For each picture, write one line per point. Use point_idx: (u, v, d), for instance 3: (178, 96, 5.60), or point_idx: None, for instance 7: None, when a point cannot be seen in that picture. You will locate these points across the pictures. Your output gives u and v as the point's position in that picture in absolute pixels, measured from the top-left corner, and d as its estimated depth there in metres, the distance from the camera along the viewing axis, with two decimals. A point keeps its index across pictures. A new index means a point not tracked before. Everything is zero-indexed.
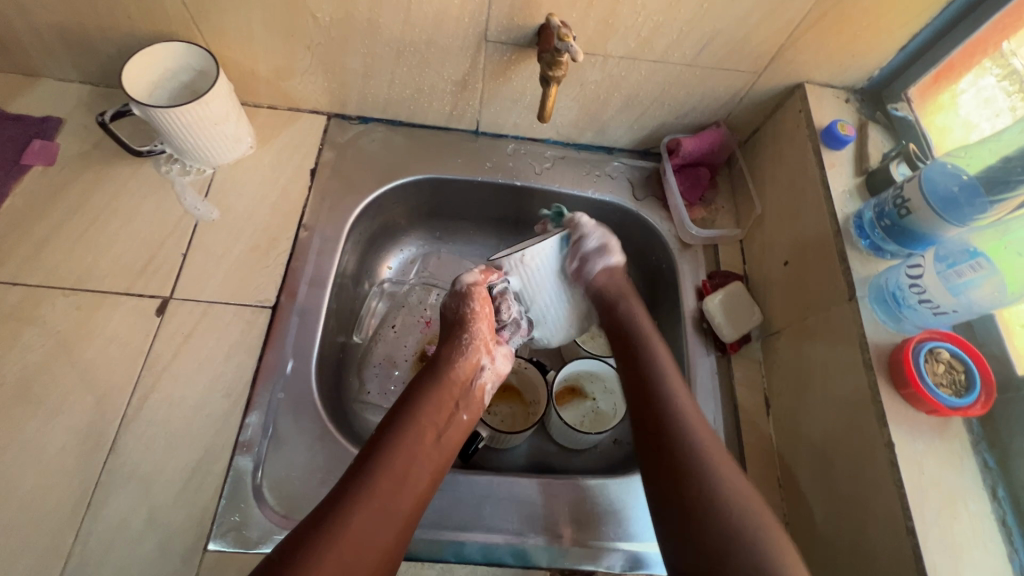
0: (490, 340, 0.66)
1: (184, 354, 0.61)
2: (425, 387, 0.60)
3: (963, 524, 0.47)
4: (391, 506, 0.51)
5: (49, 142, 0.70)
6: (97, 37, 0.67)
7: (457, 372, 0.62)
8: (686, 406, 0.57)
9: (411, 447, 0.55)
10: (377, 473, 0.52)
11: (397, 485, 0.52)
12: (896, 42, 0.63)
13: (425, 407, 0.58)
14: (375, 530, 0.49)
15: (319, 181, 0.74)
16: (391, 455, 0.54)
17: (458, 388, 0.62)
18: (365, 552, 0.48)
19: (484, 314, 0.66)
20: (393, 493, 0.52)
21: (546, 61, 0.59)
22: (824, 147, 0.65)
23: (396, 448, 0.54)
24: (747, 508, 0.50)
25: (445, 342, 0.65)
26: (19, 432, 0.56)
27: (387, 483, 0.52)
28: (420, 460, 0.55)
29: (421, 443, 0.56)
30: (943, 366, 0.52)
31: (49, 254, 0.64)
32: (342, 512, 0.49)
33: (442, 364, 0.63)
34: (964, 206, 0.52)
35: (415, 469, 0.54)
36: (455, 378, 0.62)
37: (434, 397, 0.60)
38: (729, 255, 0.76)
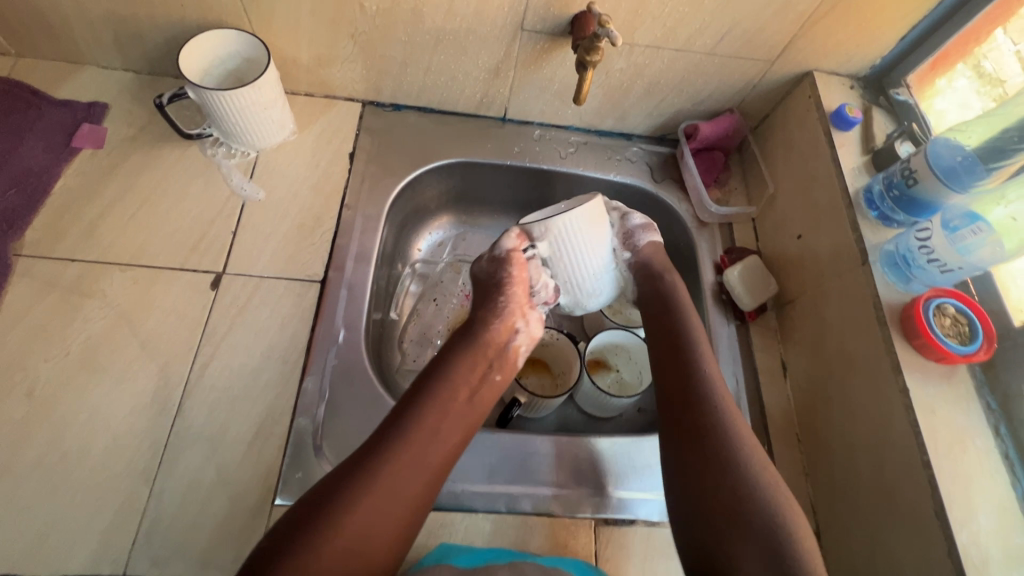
0: (524, 305, 0.67)
1: (240, 325, 0.64)
2: (460, 348, 0.63)
3: (972, 457, 0.53)
4: (421, 461, 0.54)
5: (97, 126, 0.73)
6: (147, 25, 0.70)
7: (492, 333, 0.64)
8: (721, 389, 0.60)
9: (442, 406, 0.57)
10: (410, 431, 0.55)
11: (426, 441, 0.55)
12: (897, 33, 0.69)
13: (457, 368, 0.61)
14: (406, 481, 0.52)
15: (358, 164, 0.78)
16: (423, 413, 0.56)
17: (492, 349, 0.63)
18: (397, 502, 0.51)
19: (522, 278, 0.67)
20: (423, 449, 0.54)
21: (583, 48, 0.63)
22: (834, 129, 0.71)
23: (429, 407, 0.57)
24: (763, 478, 0.54)
25: (481, 306, 0.66)
26: (87, 399, 0.58)
27: (418, 440, 0.54)
28: (449, 419, 0.57)
29: (451, 403, 0.58)
30: (949, 320, 0.58)
31: (104, 233, 0.67)
32: (376, 464, 0.52)
33: (477, 326, 0.64)
34: (964, 175, 0.58)
35: (445, 427, 0.57)
36: (488, 341, 0.63)
37: (468, 358, 0.62)
38: (743, 232, 0.81)
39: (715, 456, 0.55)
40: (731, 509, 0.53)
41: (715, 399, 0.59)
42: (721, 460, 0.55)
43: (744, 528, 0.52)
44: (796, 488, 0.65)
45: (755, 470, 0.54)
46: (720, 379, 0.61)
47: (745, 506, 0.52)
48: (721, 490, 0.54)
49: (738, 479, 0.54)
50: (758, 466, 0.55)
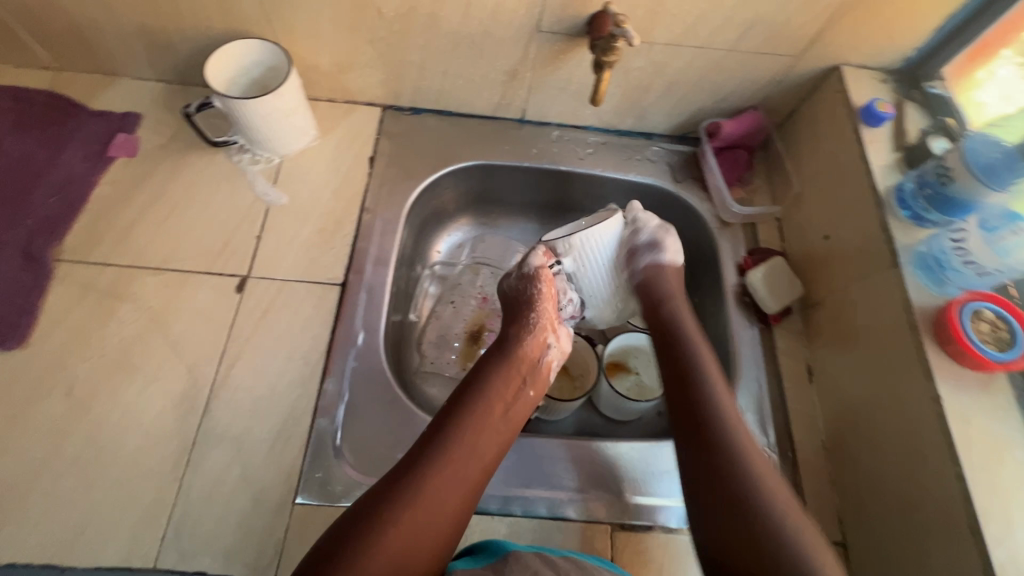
0: (555, 320, 0.68)
1: (264, 327, 0.66)
2: (495, 364, 0.63)
3: (1011, 470, 0.50)
4: (462, 475, 0.55)
5: (131, 135, 0.76)
6: (177, 37, 0.72)
7: (525, 350, 0.65)
8: (727, 399, 0.60)
9: (480, 421, 0.58)
10: (450, 445, 0.56)
11: (467, 456, 0.56)
12: (931, 23, 0.66)
13: (493, 383, 0.61)
14: (447, 495, 0.53)
15: (377, 167, 0.79)
16: (461, 431, 0.57)
17: (525, 365, 0.64)
18: (441, 516, 0.52)
19: (550, 294, 0.68)
20: (463, 463, 0.55)
21: (600, 48, 0.63)
22: (863, 125, 0.68)
23: (466, 424, 0.58)
24: (775, 493, 0.53)
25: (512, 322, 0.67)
26: (121, 398, 0.61)
27: (459, 453, 0.55)
28: (488, 434, 0.58)
29: (489, 418, 0.59)
30: (986, 325, 0.55)
31: (137, 238, 0.70)
32: (419, 476, 0.53)
33: (511, 343, 0.65)
34: (1004, 172, 0.54)
35: (483, 442, 0.57)
36: (522, 357, 0.64)
37: (504, 375, 0.62)
38: (768, 232, 0.79)
39: (724, 463, 0.55)
40: (750, 517, 0.52)
41: (719, 404, 0.59)
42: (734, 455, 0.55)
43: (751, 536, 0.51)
44: (821, 496, 0.63)
45: (763, 480, 0.54)
46: (726, 398, 0.60)
47: (755, 512, 0.52)
48: (736, 493, 0.53)
49: (757, 493, 0.53)
50: (771, 482, 0.54)
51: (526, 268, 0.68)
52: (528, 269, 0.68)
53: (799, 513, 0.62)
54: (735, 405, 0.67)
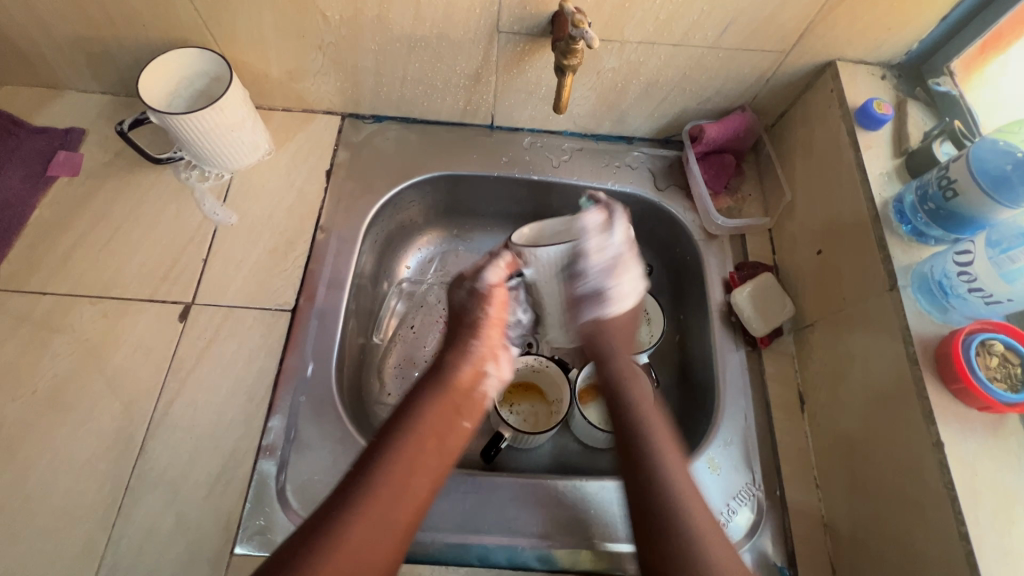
0: (498, 347, 0.63)
1: (207, 358, 0.62)
2: (426, 394, 0.57)
3: (1022, 528, 0.44)
4: (395, 507, 0.49)
5: (74, 152, 0.72)
6: (116, 47, 0.68)
7: (458, 378, 0.58)
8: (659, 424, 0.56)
9: (418, 448, 0.52)
10: (382, 472, 0.50)
11: (400, 488, 0.50)
12: (937, 12, 0.58)
13: (429, 408, 0.55)
14: (377, 533, 0.47)
15: (334, 181, 0.74)
16: (389, 467, 0.50)
17: (458, 395, 0.58)
18: (372, 554, 0.46)
19: (498, 319, 0.64)
20: (396, 495, 0.49)
21: (560, 50, 0.58)
22: (858, 128, 0.61)
23: (394, 459, 0.51)
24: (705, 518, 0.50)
25: (450, 347, 0.61)
26: (52, 439, 0.57)
27: (390, 484, 0.50)
28: (424, 463, 0.52)
29: (427, 444, 0.53)
30: (996, 359, 0.48)
31: (76, 264, 0.66)
32: (346, 509, 0.47)
33: (445, 368, 0.59)
34: (1017, 186, 0.48)
35: (418, 472, 0.51)
36: (459, 385, 0.58)
37: (436, 404, 0.56)
38: (757, 244, 0.73)
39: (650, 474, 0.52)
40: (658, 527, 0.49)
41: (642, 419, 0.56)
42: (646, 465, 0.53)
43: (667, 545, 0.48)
44: (813, 541, 0.57)
45: (678, 491, 0.51)
46: (654, 413, 0.58)
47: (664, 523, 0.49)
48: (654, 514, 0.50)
49: (668, 507, 0.50)
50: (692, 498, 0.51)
51: (478, 286, 0.64)
52: (480, 287, 0.64)
53: (787, 561, 0.56)
54: (718, 439, 0.61)
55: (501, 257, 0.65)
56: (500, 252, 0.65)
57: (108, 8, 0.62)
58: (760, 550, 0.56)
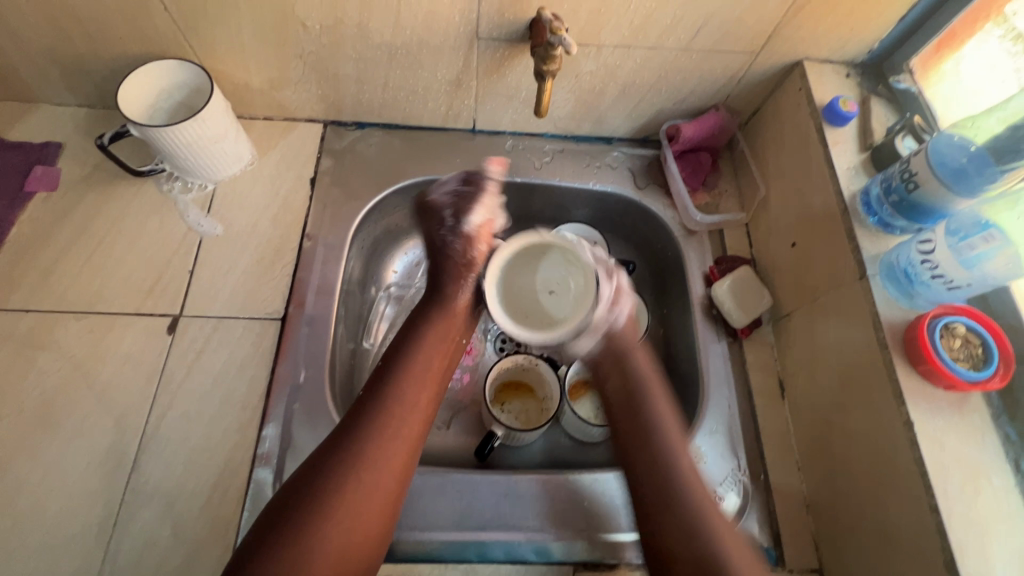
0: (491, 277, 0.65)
1: (197, 370, 0.62)
2: (429, 316, 0.60)
3: (988, 498, 0.47)
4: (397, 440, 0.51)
5: (51, 167, 0.71)
6: (91, 60, 0.67)
7: (458, 306, 0.62)
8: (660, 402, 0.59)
9: (413, 383, 0.55)
10: (378, 415, 0.51)
11: (398, 422, 0.52)
12: (896, 13, 0.61)
13: (424, 345, 0.58)
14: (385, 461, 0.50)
15: (319, 189, 0.74)
16: (402, 379, 0.54)
17: (459, 320, 0.62)
18: (387, 475, 0.50)
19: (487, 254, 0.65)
20: (394, 427, 0.51)
21: (539, 56, 0.59)
22: (827, 125, 0.64)
23: (406, 371, 0.55)
24: (709, 514, 0.51)
25: (455, 277, 0.63)
26: (42, 458, 0.57)
27: (388, 417, 0.52)
28: (419, 391, 0.55)
29: (422, 377, 0.56)
30: (959, 341, 0.51)
31: (59, 280, 0.65)
32: (339, 466, 0.48)
33: (443, 294, 0.62)
34: (974, 176, 0.51)
35: (414, 400, 0.54)
36: (459, 309, 0.62)
37: (440, 331, 0.59)
38: (735, 239, 0.76)
39: (657, 462, 0.54)
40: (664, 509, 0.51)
41: (650, 402, 0.58)
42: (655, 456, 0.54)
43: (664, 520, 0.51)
44: (797, 521, 0.60)
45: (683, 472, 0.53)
46: (656, 388, 0.60)
47: (665, 501, 0.52)
48: (655, 496, 0.52)
49: (676, 488, 0.52)
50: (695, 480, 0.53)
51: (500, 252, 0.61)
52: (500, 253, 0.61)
53: (773, 541, 0.59)
54: (704, 428, 0.63)
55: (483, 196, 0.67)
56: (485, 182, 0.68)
57: (83, 21, 0.62)
58: (748, 532, 0.59)
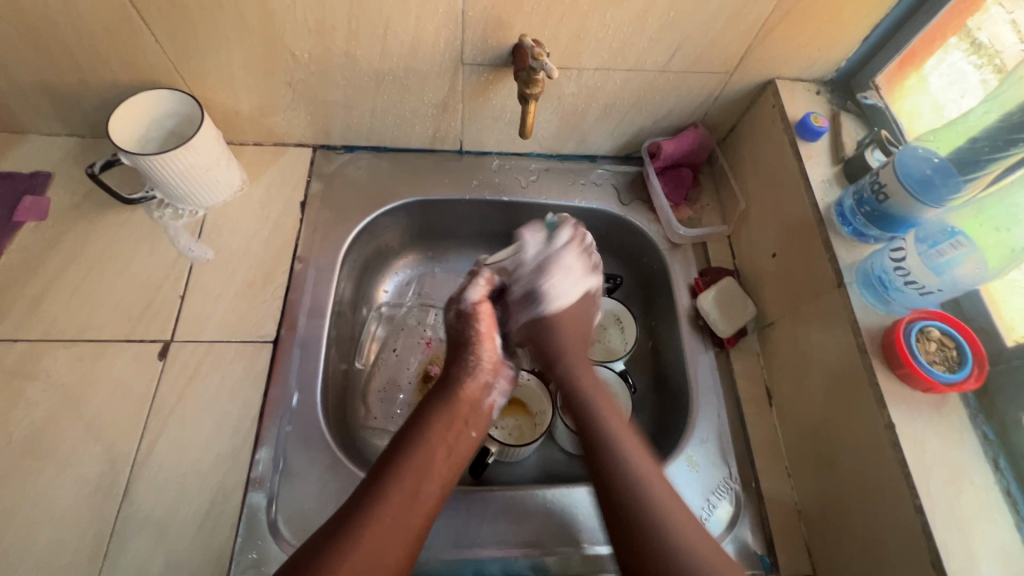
0: (495, 363, 0.65)
1: (189, 395, 0.62)
2: (435, 405, 0.59)
3: (970, 497, 0.48)
4: (403, 526, 0.50)
5: (40, 197, 0.71)
6: (82, 91, 0.68)
7: (466, 390, 0.61)
8: None
9: (421, 466, 0.54)
10: (386, 495, 0.51)
11: (402, 507, 0.51)
12: (860, 33, 0.65)
13: (433, 429, 0.57)
14: (388, 550, 0.49)
15: (309, 213, 0.75)
16: (433, 414, 0.58)
17: (466, 405, 0.60)
18: (414, 509, 0.51)
19: (488, 334, 0.66)
20: (399, 515, 0.50)
21: (522, 80, 0.61)
22: (800, 140, 0.67)
23: (438, 408, 0.59)
24: (683, 531, 0.50)
25: (462, 372, 0.63)
26: (30, 489, 0.56)
27: (394, 503, 0.51)
28: (429, 477, 0.54)
29: (432, 460, 0.55)
30: (934, 344, 0.53)
31: (47, 309, 0.65)
32: (345, 547, 0.47)
33: (451, 383, 0.62)
34: (940, 186, 0.55)
35: (423, 487, 0.53)
36: (463, 396, 0.61)
37: (445, 414, 0.59)
38: (718, 251, 0.78)
39: (614, 502, 0.52)
40: (631, 526, 0.50)
41: (605, 427, 0.58)
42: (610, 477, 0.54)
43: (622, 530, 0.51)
44: (788, 528, 0.60)
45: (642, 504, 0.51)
46: (603, 399, 0.61)
47: (646, 532, 0.50)
48: (630, 523, 0.50)
49: (644, 516, 0.50)
50: (680, 518, 0.51)
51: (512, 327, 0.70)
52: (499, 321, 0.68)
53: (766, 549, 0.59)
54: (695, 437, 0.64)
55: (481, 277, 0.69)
56: (478, 271, 0.70)
57: (75, 53, 0.63)
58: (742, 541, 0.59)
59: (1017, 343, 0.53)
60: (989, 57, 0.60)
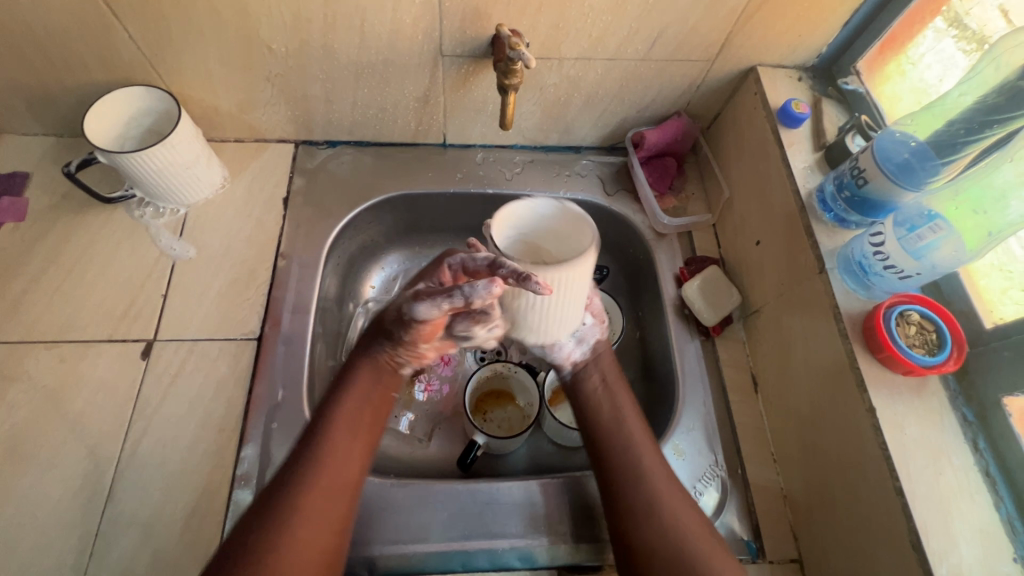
0: (430, 354, 0.60)
1: (173, 394, 0.62)
2: (349, 381, 0.58)
3: (949, 478, 0.49)
4: (327, 509, 0.50)
5: (18, 198, 0.70)
6: (57, 89, 0.67)
7: (382, 369, 0.59)
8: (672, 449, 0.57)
9: (346, 434, 0.55)
10: (305, 480, 0.51)
11: (323, 493, 0.51)
12: (840, 18, 0.65)
13: (342, 412, 0.56)
14: (318, 531, 0.49)
15: (292, 209, 0.75)
16: (342, 395, 0.57)
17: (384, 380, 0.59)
18: (333, 491, 0.51)
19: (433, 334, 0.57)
20: (335, 480, 0.52)
21: (501, 70, 0.61)
22: (781, 127, 0.67)
23: (349, 389, 0.58)
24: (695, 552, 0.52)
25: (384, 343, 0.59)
26: (14, 491, 0.56)
27: (318, 486, 0.51)
28: (346, 458, 0.53)
29: (349, 440, 0.55)
30: (914, 328, 0.53)
31: (27, 310, 0.64)
32: (263, 533, 0.47)
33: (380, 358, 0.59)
34: (918, 169, 0.55)
35: (342, 469, 0.53)
36: (385, 372, 0.59)
37: (359, 392, 0.58)
38: (703, 240, 0.78)
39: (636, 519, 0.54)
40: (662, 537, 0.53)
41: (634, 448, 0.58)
42: (638, 474, 0.56)
43: (643, 535, 0.53)
44: (774, 513, 0.61)
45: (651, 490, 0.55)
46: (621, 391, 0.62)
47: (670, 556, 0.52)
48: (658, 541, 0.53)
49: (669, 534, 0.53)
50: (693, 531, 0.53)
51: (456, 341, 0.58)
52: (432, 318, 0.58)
53: (753, 534, 0.60)
54: (681, 426, 0.65)
55: (454, 301, 0.51)
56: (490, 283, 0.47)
57: (48, 51, 0.62)
58: (728, 527, 0.60)
59: (996, 324, 0.53)
60: (977, 40, 0.59)
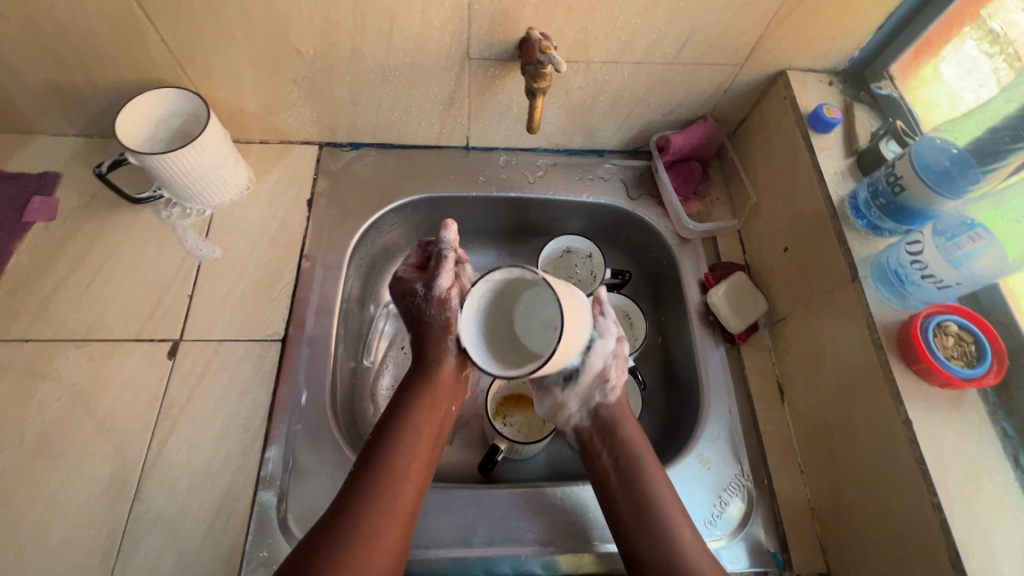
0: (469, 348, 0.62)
1: (199, 394, 0.62)
2: (414, 386, 0.59)
3: (989, 495, 0.48)
4: (393, 509, 0.51)
5: (49, 197, 0.71)
6: (88, 90, 0.68)
7: (441, 378, 0.60)
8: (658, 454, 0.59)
9: (409, 451, 0.54)
10: (377, 481, 0.52)
11: (392, 493, 0.51)
12: (874, 22, 0.64)
13: (418, 415, 0.57)
14: (389, 532, 0.50)
15: (316, 211, 0.75)
16: (411, 401, 0.58)
17: (449, 385, 0.60)
18: (403, 492, 0.52)
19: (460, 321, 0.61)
20: (401, 488, 0.52)
21: (529, 74, 0.61)
22: (812, 132, 0.66)
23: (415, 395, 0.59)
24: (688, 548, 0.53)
25: (435, 347, 0.60)
26: (44, 488, 0.56)
27: (389, 487, 0.51)
28: (412, 456, 0.54)
29: (416, 441, 0.55)
30: (952, 339, 0.52)
31: (57, 309, 0.65)
32: (340, 530, 0.48)
33: (427, 364, 0.60)
34: (957, 177, 0.53)
35: (407, 467, 0.54)
36: (444, 378, 0.60)
37: (426, 397, 0.58)
38: (728, 246, 0.77)
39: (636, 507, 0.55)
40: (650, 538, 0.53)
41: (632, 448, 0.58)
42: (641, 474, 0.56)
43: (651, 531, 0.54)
44: (801, 525, 0.60)
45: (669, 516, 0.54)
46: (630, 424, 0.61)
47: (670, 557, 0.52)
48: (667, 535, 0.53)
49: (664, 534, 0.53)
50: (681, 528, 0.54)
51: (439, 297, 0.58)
52: (437, 294, 0.59)
53: (779, 546, 0.59)
54: (706, 434, 0.64)
55: (447, 259, 0.59)
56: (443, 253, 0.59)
57: (81, 53, 0.63)
58: (753, 538, 0.59)
59: None
60: (1003, 44, 0.60)
